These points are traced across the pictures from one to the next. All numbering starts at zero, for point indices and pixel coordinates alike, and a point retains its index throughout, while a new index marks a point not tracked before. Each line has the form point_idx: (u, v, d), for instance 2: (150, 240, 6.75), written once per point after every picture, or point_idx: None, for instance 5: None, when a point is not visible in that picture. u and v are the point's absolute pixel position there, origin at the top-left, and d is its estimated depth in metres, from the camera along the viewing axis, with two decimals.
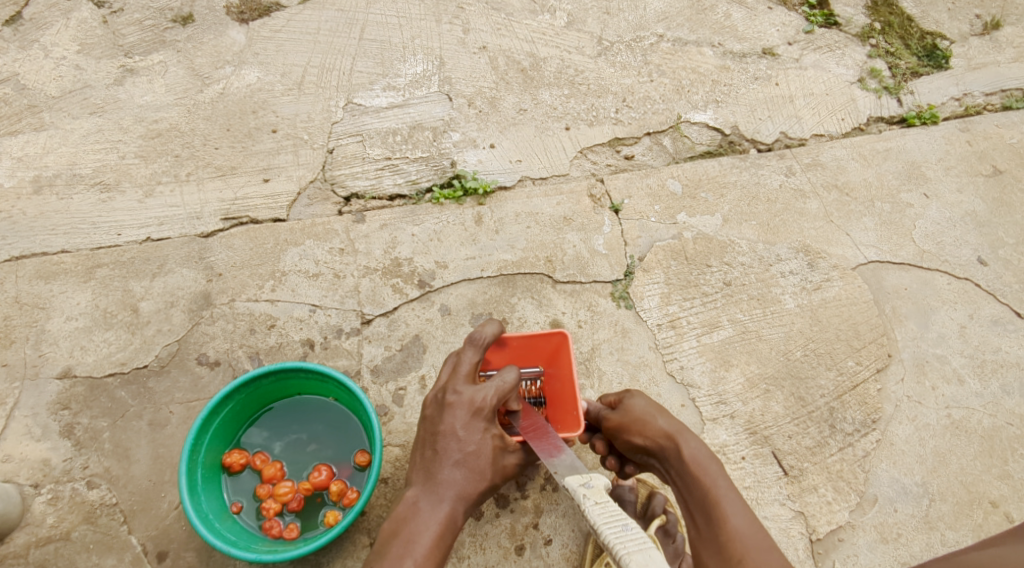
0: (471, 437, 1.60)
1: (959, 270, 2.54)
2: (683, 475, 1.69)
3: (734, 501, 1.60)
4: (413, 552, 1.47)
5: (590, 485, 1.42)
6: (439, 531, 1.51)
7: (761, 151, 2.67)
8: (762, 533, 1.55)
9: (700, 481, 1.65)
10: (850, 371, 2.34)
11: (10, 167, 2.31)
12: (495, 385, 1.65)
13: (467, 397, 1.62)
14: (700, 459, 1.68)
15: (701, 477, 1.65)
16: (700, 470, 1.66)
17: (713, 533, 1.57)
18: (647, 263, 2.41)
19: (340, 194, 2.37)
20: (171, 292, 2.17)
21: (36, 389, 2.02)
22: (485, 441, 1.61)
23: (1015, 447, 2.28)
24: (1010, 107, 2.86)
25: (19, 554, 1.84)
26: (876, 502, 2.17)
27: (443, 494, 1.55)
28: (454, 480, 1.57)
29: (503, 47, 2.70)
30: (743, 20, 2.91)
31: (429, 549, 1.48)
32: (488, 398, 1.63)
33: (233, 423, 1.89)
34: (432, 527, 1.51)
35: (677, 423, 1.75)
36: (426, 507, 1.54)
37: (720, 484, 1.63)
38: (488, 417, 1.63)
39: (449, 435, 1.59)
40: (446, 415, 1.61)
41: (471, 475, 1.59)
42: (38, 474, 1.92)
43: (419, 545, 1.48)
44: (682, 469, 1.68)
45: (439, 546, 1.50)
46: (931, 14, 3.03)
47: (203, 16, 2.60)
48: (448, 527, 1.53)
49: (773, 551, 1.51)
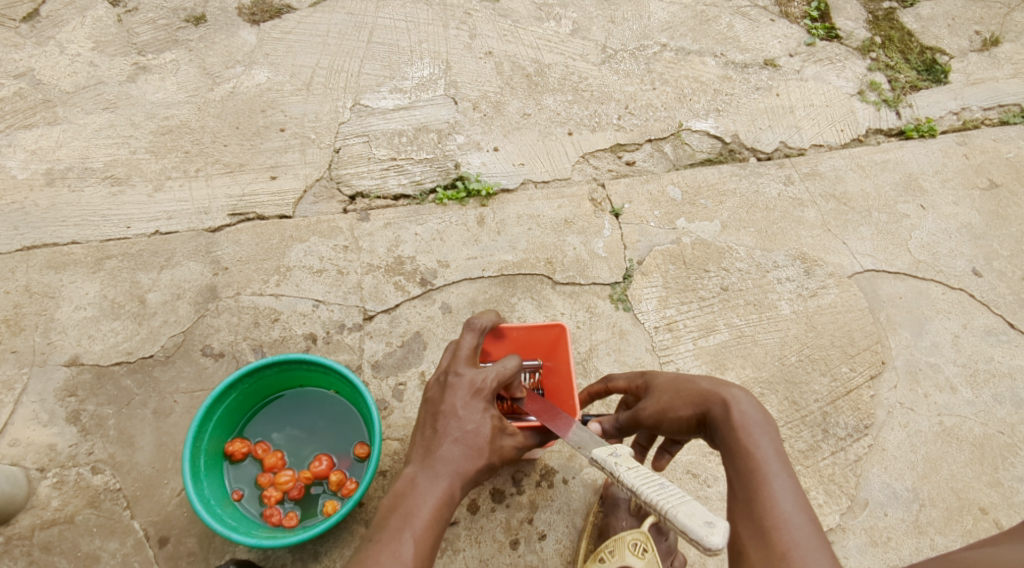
0: (471, 417, 1.62)
1: (954, 281, 2.57)
2: (727, 439, 1.44)
3: (787, 471, 1.36)
4: (411, 526, 1.47)
5: (618, 453, 1.50)
6: (438, 506, 1.52)
7: (761, 160, 2.72)
8: (815, 527, 1.28)
9: (743, 452, 1.41)
10: (844, 377, 2.37)
11: (24, 159, 2.36)
12: (496, 369, 1.68)
13: (472, 376, 1.66)
14: (747, 425, 1.43)
15: (749, 442, 1.41)
16: (748, 438, 1.42)
17: (756, 511, 1.32)
18: (645, 267, 2.45)
19: (346, 192, 2.42)
20: (178, 284, 2.21)
21: (44, 376, 2.05)
22: (485, 420, 1.63)
23: (1006, 455, 2.31)
24: (1008, 122, 2.90)
25: (24, 535, 1.87)
26: (867, 506, 2.20)
27: (441, 470, 1.55)
28: (452, 456, 1.57)
29: (509, 53, 2.75)
30: (746, 31, 2.96)
31: (427, 523, 1.49)
32: (488, 380, 1.66)
33: (236, 413, 1.93)
34: (431, 501, 1.52)
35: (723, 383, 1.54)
36: (424, 482, 1.54)
37: (750, 413, 1.46)
38: (489, 397, 1.65)
39: (449, 414, 1.61)
40: (447, 395, 1.64)
41: (469, 453, 1.59)
42: (44, 458, 1.95)
43: (418, 518, 1.49)
44: (728, 431, 1.45)
45: (436, 521, 1.50)
46: (931, 30, 3.08)
47: (216, 16, 2.66)
48: (446, 503, 1.54)
49: (823, 545, 1.26)
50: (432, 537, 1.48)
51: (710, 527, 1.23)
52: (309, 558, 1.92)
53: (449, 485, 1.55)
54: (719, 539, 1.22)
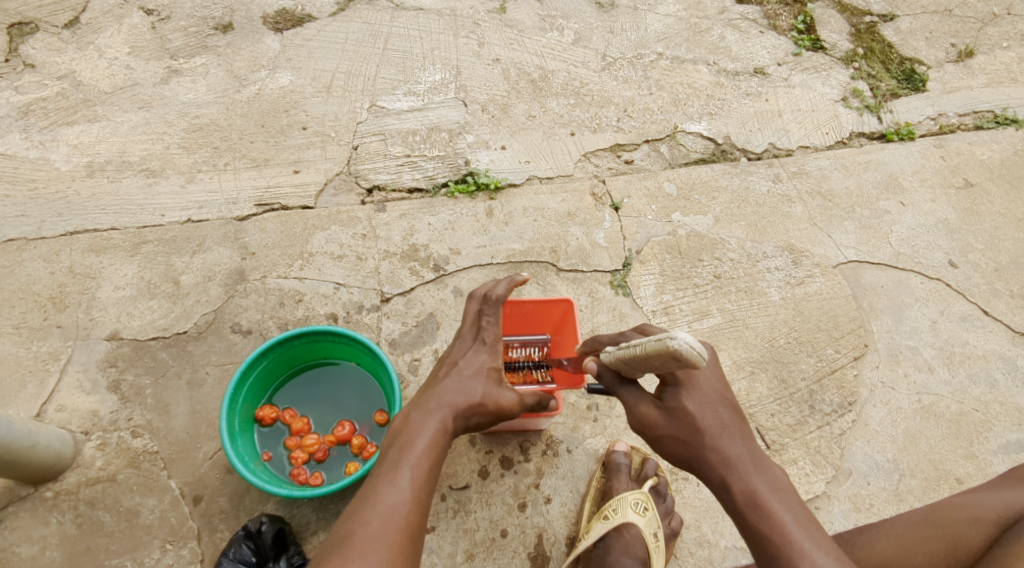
0: (467, 367, 1.79)
1: (932, 271, 2.75)
2: (748, 508, 1.50)
3: (812, 537, 1.44)
4: (407, 454, 1.60)
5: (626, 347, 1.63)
6: (434, 438, 1.64)
7: (751, 159, 2.90)
8: None
9: (765, 517, 1.47)
10: (829, 358, 2.53)
11: (66, 153, 2.55)
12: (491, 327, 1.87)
13: (472, 333, 1.87)
14: (769, 492, 1.50)
15: (770, 512, 1.48)
16: (768, 505, 1.49)
17: None
18: (643, 256, 2.62)
19: (364, 186, 2.60)
20: (209, 267, 2.38)
21: (88, 348, 2.22)
22: (480, 367, 1.80)
23: (981, 431, 2.46)
24: (982, 127, 3.10)
25: (69, 491, 2.02)
26: (851, 475, 2.35)
27: (433, 407, 1.69)
28: (445, 395, 1.72)
29: (516, 60, 2.95)
30: (736, 42, 3.17)
31: (421, 452, 1.61)
32: (488, 337, 1.86)
33: (265, 381, 2.08)
34: (427, 433, 1.64)
35: (740, 442, 1.57)
36: (417, 419, 1.67)
37: (762, 486, 1.51)
38: (488, 351, 1.84)
39: (449, 367, 1.79)
40: (453, 354, 1.84)
41: (462, 393, 1.74)
42: (87, 423, 2.11)
43: (414, 448, 1.61)
44: (748, 502, 1.50)
45: (432, 451, 1.63)
46: (910, 42, 3.29)
47: (242, 25, 2.86)
48: (442, 436, 1.66)
49: None
50: (430, 464, 1.60)
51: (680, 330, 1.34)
52: (332, 517, 2.06)
53: (443, 420, 1.68)
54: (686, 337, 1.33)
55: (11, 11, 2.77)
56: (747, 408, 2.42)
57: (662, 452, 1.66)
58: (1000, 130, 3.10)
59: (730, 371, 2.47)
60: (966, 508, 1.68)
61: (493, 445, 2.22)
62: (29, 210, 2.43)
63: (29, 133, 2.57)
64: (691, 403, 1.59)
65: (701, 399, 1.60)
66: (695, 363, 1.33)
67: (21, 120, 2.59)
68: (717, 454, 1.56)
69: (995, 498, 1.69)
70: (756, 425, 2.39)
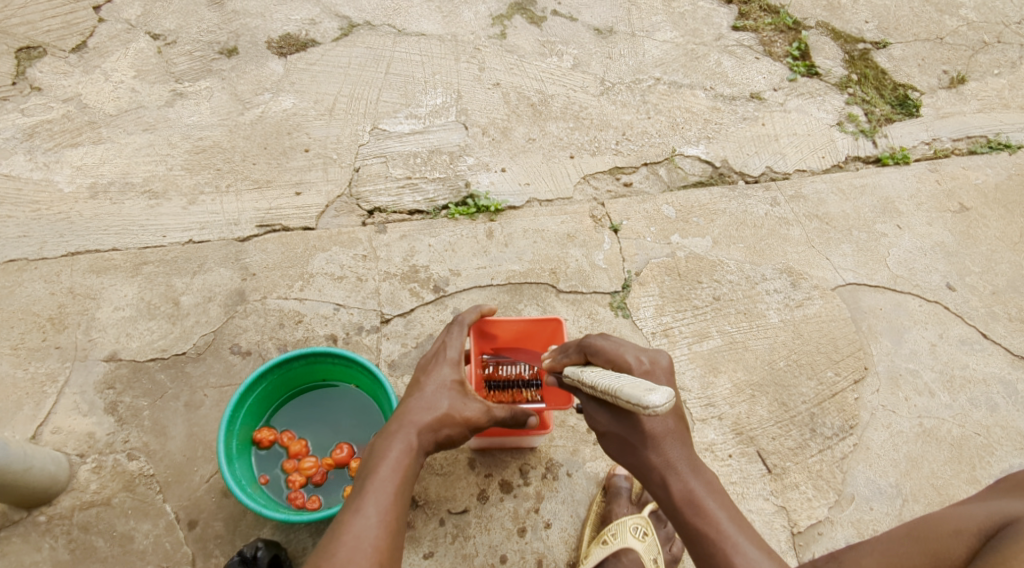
0: (428, 384, 1.80)
1: (930, 294, 2.76)
2: (686, 508, 1.57)
3: (746, 537, 1.52)
4: (370, 482, 1.59)
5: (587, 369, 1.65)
6: (399, 460, 1.64)
7: (748, 183, 2.93)
8: None
9: (702, 520, 1.54)
10: (829, 381, 2.53)
11: (70, 175, 2.56)
12: (456, 341, 1.89)
13: (435, 352, 1.89)
14: (704, 494, 1.57)
15: (706, 514, 1.55)
16: (703, 507, 1.56)
17: None
18: (643, 277, 2.63)
19: (365, 208, 2.61)
20: (209, 288, 2.38)
21: (85, 369, 2.21)
22: (442, 383, 1.80)
23: (982, 455, 2.45)
24: (976, 152, 3.14)
25: (63, 516, 2.00)
26: (853, 500, 2.33)
27: (395, 432, 1.70)
28: (408, 417, 1.72)
29: (516, 84, 2.99)
30: (732, 68, 3.22)
31: (385, 477, 1.61)
32: (453, 350, 1.87)
33: (264, 402, 2.07)
34: (392, 457, 1.65)
35: (678, 445, 1.62)
36: (380, 446, 1.68)
37: (700, 488, 1.59)
38: (452, 365, 1.85)
39: (413, 390, 1.81)
40: (417, 374, 1.86)
41: (426, 409, 1.74)
42: (83, 445, 2.10)
43: (377, 475, 1.61)
44: (684, 503, 1.57)
45: (396, 473, 1.62)
46: (903, 68, 3.35)
47: (247, 49, 2.90)
48: (408, 456, 1.66)
49: None
50: (396, 487, 1.60)
51: (650, 391, 1.34)
52: None
53: (408, 440, 1.68)
54: (657, 396, 1.32)
55: (20, 35, 2.82)
56: (748, 431, 2.41)
57: (604, 447, 1.71)
58: (993, 155, 3.14)
59: (730, 394, 2.47)
60: (949, 518, 1.49)
61: (492, 469, 2.21)
62: (31, 230, 2.43)
63: (33, 155, 2.59)
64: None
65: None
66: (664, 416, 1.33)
67: (26, 141, 2.61)
68: (653, 455, 1.62)
69: (981, 508, 1.49)
70: (757, 448, 2.39)
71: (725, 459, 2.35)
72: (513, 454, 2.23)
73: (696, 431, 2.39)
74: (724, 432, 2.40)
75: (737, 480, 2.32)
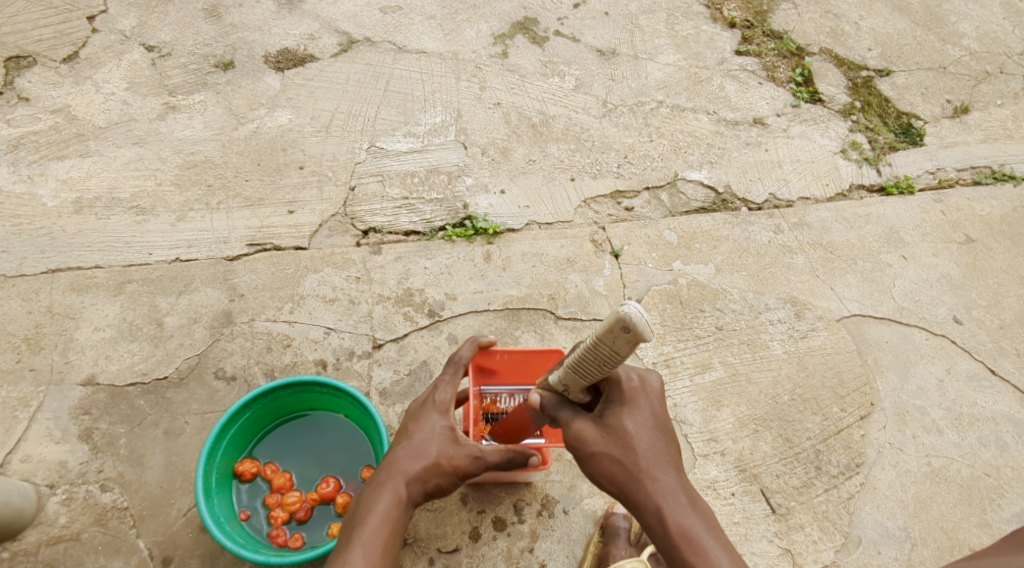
0: (416, 430, 1.73)
1: (937, 327, 2.70)
2: (684, 544, 1.50)
3: None
4: (358, 535, 1.54)
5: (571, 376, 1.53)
6: (387, 512, 1.58)
7: (752, 210, 2.87)
8: None
9: (702, 555, 1.48)
10: (835, 417, 2.45)
11: (54, 188, 2.48)
12: (448, 384, 1.80)
13: (425, 396, 1.80)
14: (703, 528, 1.51)
15: (705, 551, 1.49)
16: (701, 541, 1.50)
17: None
18: (644, 305, 2.56)
19: (359, 227, 2.53)
20: (195, 309, 2.29)
21: (60, 394, 2.12)
22: (431, 430, 1.72)
23: (992, 497, 2.38)
24: (981, 182, 3.10)
25: (30, 551, 1.90)
26: (860, 543, 2.25)
27: (384, 481, 1.63)
28: (397, 466, 1.65)
29: (516, 104, 2.94)
30: (736, 92, 3.18)
31: (373, 530, 1.55)
32: (446, 395, 1.78)
33: (247, 434, 1.98)
34: (379, 508, 1.58)
35: (672, 474, 1.56)
36: (368, 496, 1.61)
37: (697, 522, 1.53)
38: (442, 411, 1.76)
39: (402, 435, 1.73)
40: (407, 420, 1.77)
41: (415, 457, 1.67)
42: (54, 475, 2.00)
43: (365, 527, 1.55)
44: (681, 537, 1.50)
45: (385, 526, 1.56)
46: (907, 97, 3.32)
47: (243, 63, 2.84)
48: (397, 508, 1.59)
49: None
50: (385, 540, 1.54)
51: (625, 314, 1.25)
52: None
53: (396, 491, 1.61)
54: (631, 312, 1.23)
55: (10, 44, 2.75)
56: (751, 468, 2.33)
57: (590, 473, 1.60)
58: (998, 186, 3.10)
59: (733, 428, 2.39)
60: None
61: (484, 505, 2.11)
62: (11, 246, 2.35)
63: (17, 167, 2.51)
64: (633, 423, 1.56)
65: (640, 419, 1.57)
66: (643, 335, 1.22)
67: (10, 153, 2.53)
68: (650, 484, 1.54)
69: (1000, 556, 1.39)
70: (761, 486, 2.30)
71: (727, 497, 2.27)
72: (508, 489, 2.14)
73: (698, 467, 2.30)
74: (726, 468, 2.32)
75: (740, 520, 2.24)
